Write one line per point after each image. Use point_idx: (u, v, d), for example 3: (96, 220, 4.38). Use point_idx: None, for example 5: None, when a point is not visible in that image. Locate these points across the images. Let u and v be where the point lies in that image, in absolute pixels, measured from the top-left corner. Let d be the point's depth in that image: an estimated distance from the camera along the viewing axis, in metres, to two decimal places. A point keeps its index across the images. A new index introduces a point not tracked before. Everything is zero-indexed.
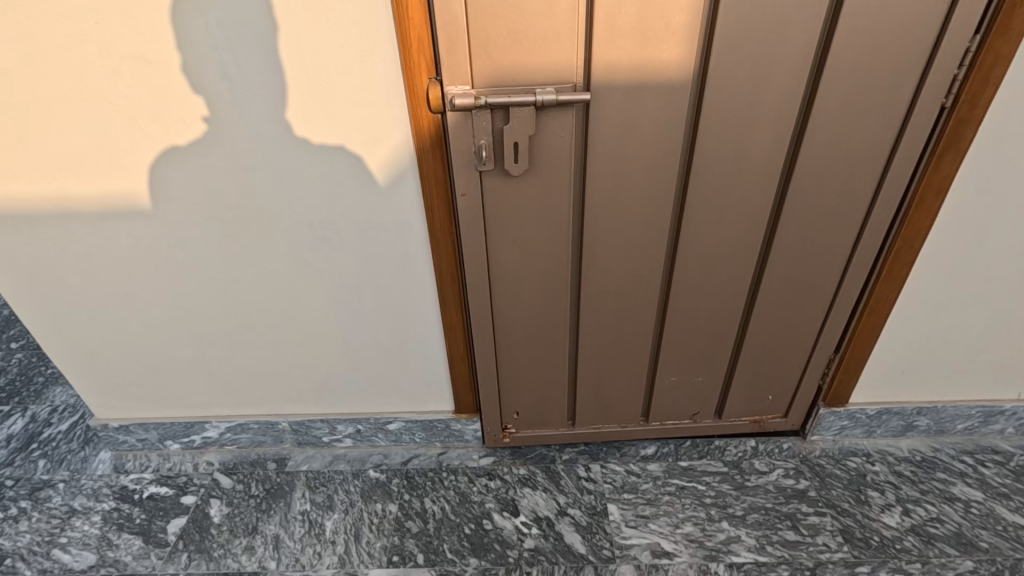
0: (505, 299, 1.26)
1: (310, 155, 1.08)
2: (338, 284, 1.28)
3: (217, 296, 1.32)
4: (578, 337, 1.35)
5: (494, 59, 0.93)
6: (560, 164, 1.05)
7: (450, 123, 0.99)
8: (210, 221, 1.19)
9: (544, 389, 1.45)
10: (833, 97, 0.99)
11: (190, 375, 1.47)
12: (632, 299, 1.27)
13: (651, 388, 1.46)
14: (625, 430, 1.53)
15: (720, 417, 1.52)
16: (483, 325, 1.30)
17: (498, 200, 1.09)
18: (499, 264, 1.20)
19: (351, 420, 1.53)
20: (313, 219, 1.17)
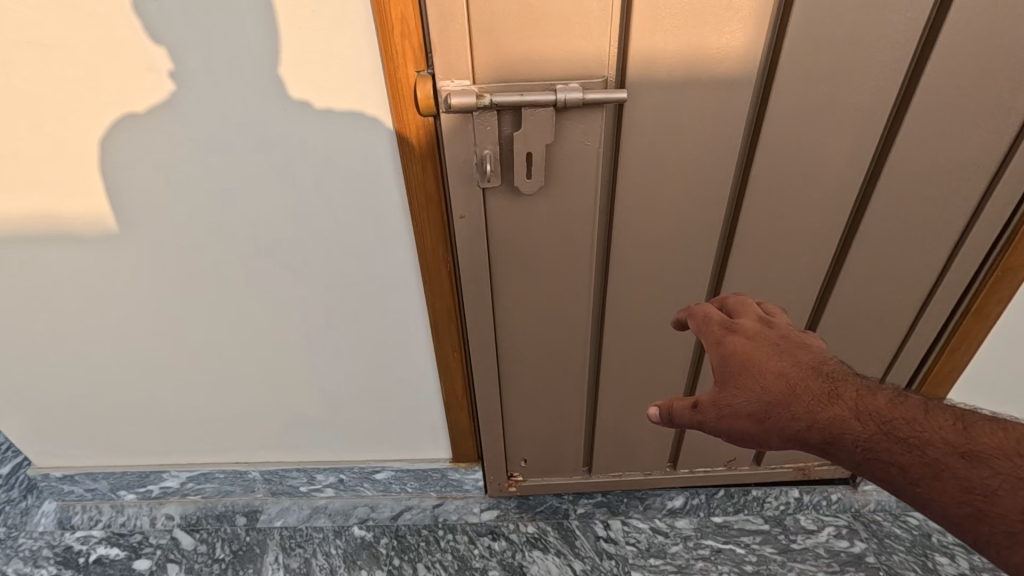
0: (512, 337, 1.05)
1: (267, 171, 0.86)
2: (311, 318, 1.07)
3: (166, 333, 1.11)
4: (598, 379, 1.14)
5: (501, 47, 0.71)
6: (584, 178, 0.83)
7: (444, 129, 0.76)
8: (150, 247, 0.97)
9: (556, 437, 1.24)
10: (937, 95, 0.77)
11: (142, 420, 1.26)
12: (663, 338, 1.06)
13: (681, 434, 1.25)
14: (649, 478, 1.32)
15: (757, 464, 1.31)
16: (486, 367, 1.09)
17: (504, 222, 0.87)
18: (506, 298, 0.98)
19: (332, 469, 1.33)
20: (274, 246, 0.95)
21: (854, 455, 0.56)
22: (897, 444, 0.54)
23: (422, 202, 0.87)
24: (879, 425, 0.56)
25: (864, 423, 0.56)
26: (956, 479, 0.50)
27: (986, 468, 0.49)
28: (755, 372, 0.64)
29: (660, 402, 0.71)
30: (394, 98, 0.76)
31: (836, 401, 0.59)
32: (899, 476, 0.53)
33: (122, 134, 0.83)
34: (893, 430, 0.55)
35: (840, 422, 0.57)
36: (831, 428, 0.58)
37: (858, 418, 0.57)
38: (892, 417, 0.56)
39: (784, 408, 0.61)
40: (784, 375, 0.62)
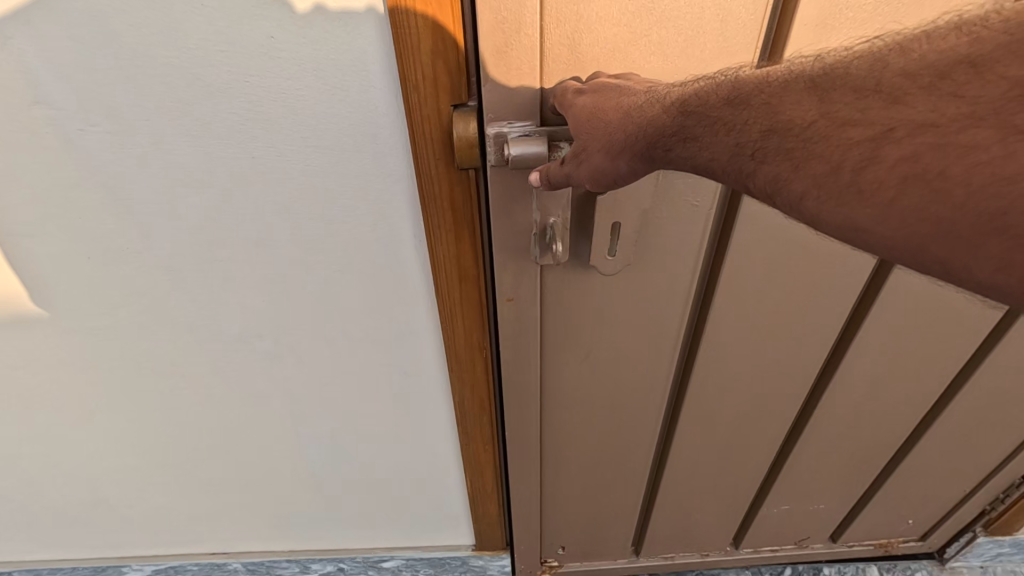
0: (562, 429, 0.83)
1: (235, 240, 0.62)
2: (300, 404, 0.83)
3: (109, 422, 0.86)
4: (662, 466, 0.93)
5: (587, 71, 0.48)
6: (682, 252, 0.61)
7: (491, 188, 0.54)
8: (80, 327, 0.72)
9: (603, 525, 1.03)
10: None
11: (90, 515, 1.01)
12: (746, 421, 0.85)
13: (749, 515, 1.05)
14: (706, 559, 1.13)
15: (833, 542, 1.11)
16: (526, 461, 0.87)
17: (565, 303, 0.65)
18: (557, 387, 0.76)
19: (330, 558, 1.10)
20: (245, 328, 0.72)
21: (648, 149, 0.40)
22: (693, 115, 0.37)
23: (455, 281, 0.63)
24: (664, 99, 0.39)
25: (641, 104, 0.40)
26: (715, 125, 0.36)
27: (755, 94, 0.34)
28: (574, 111, 0.45)
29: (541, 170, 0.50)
30: (417, 146, 0.52)
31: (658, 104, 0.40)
32: (675, 151, 0.38)
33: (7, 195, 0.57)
34: (692, 106, 0.37)
35: (615, 117, 0.42)
36: (623, 128, 0.41)
37: (626, 102, 0.42)
38: (664, 93, 0.40)
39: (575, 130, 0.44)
40: (599, 99, 0.44)
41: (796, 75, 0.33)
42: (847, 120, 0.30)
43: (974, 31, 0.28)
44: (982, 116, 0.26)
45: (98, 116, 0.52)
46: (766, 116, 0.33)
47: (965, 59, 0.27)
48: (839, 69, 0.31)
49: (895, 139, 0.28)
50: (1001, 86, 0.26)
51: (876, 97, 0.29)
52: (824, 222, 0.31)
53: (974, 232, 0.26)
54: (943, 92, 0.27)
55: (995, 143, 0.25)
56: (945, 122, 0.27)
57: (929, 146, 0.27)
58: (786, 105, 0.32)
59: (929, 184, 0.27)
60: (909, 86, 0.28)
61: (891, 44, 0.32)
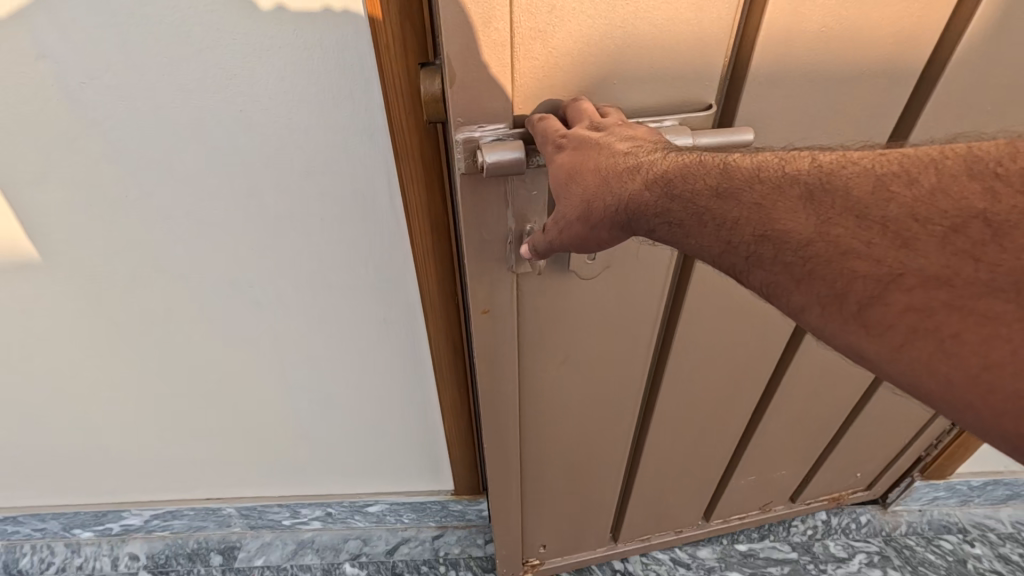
0: (545, 427, 0.88)
1: (228, 191, 0.67)
2: (286, 350, 0.89)
3: (108, 368, 0.91)
4: (636, 456, 1.00)
5: (559, 69, 0.50)
6: (655, 266, 0.69)
7: (463, 193, 0.57)
8: (82, 275, 0.77)
9: (582, 512, 1.07)
10: None
11: (91, 462, 1.07)
12: (712, 410, 0.93)
13: (720, 489, 1.12)
14: (680, 536, 1.20)
15: (793, 502, 1.19)
16: (509, 458, 0.91)
17: (543, 308, 0.70)
18: (536, 390, 0.82)
19: (319, 504, 1.17)
20: (236, 279, 0.78)
21: (631, 220, 0.47)
22: (678, 202, 0.44)
23: (427, 228, 0.69)
24: (649, 175, 0.45)
25: (626, 176, 0.46)
26: (703, 219, 0.43)
27: (747, 192, 0.41)
28: (556, 169, 0.48)
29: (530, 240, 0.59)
30: (388, 102, 0.57)
31: (640, 177, 0.45)
32: (657, 229, 0.46)
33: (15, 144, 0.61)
34: (678, 191, 0.44)
35: (600, 187, 0.47)
36: (605, 198, 0.47)
37: (612, 171, 0.46)
38: (647, 163, 0.45)
39: (563, 194, 0.49)
40: (584, 158, 0.47)
41: (798, 181, 0.39)
42: (854, 251, 0.35)
43: (984, 181, 0.34)
44: (1001, 289, 0.31)
45: (97, 70, 0.55)
46: (763, 224, 0.39)
47: (973, 213, 0.33)
48: (836, 182, 0.38)
49: (907, 287, 0.34)
50: (1021, 260, 0.31)
51: (880, 231, 0.35)
52: (827, 334, 0.38)
53: (966, 373, 0.32)
54: (957, 249, 0.33)
55: (1010, 318, 0.31)
56: (960, 282, 0.32)
57: (940, 303, 0.33)
58: (782, 218, 0.39)
59: (941, 341, 0.33)
60: (919, 233, 0.34)
61: (889, 163, 0.38)
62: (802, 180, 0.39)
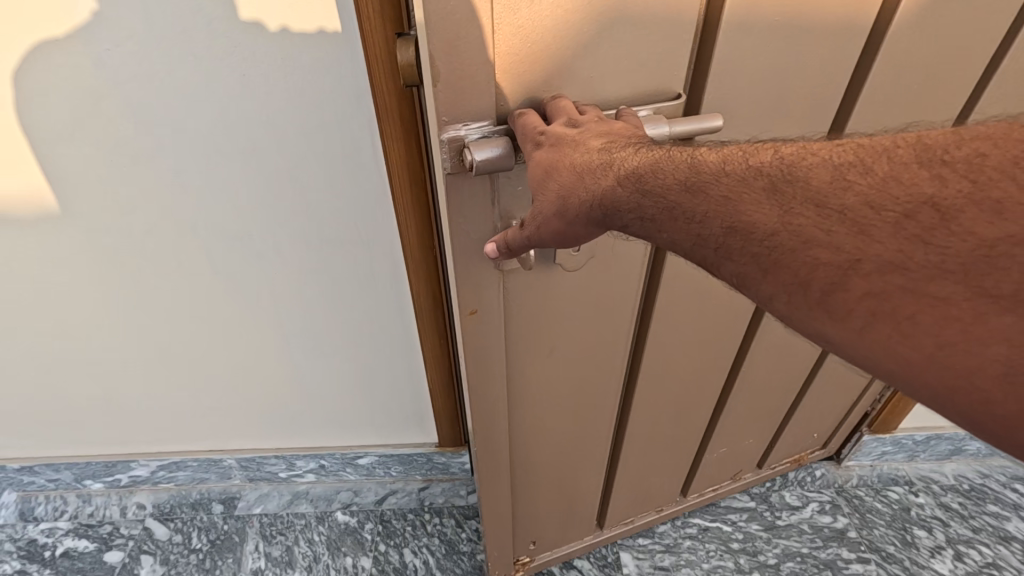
0: (533, 420, 0.89)
1: (234, 147, 0.77)
2: (283, 302, 0.99)
3: (120, 319, 1.01)
4: (619, 443, 1.02)
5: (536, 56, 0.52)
6: (632, 258, 0.73)
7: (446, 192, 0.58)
8: (99, 228, 0.87)
9: (569, 504, 1.08)
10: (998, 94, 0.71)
11: (103, 412, 1.17)
12: (687, 391, 0.98)
13: (696, 465, 1.16)
14: (661, 514, 1.22)
15: (760, 468, 1.27)
16: (497, 456, 0.90)
17: (527, 299, 0.72)
18: (523, 385, 0.83)
19: (313, 455, 1.26)
20: (237, 231, 0.88)
21: (605, 214, 0.48)
22: (649, 196, 0.45)
23: (407, 184, 0.79)
24: (620, 170, 0.46)
25: (599, 172, 0.47)
26: (672, 211, 0.44)
27: (715, 185, 0.42)
28: (536, 164, 0.51)
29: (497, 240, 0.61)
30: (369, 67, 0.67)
31: (614, 173, 0.47)
32: (631, 223, 0.47)
33: (50, 104, 0.71)
34: (649, 187, 0.45)
35: (573, 181, 0.49)
36: (580, 193, 0.49)
37: (587, 167, 0.48)
38: (620, 160, 0.47)
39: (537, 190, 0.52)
40: (558, 155, 0.49)
41: (763, 174, 0.40)
42: (817, 240, 0.36)
43: (932, 169, 0.34)
44: (950, 269, 0.32)
45: (121, 38, 0.66)
46: (730, 217, 0.40)
47: (925, 199, 0.33)
48: (799, 173, 0.38)
49: (867, 272, 0.34)
50: (967, 242, 0.32)
51: (839, 220, 0.35)
52: (797, 322, 0.38)
53: (922, 352, 0.33)
54: (908, 231, 0.33)
55: (960, 298, 0.31)
56: (914, 267, 0.33)
57: (897, 288, 0.33)
58: (747, 210, 0.39)
59: (898, 323, 0.33)
60: (872, 218, 0.34)
61: (850, 154, 0.38)
62: (765, 172, 0.40)
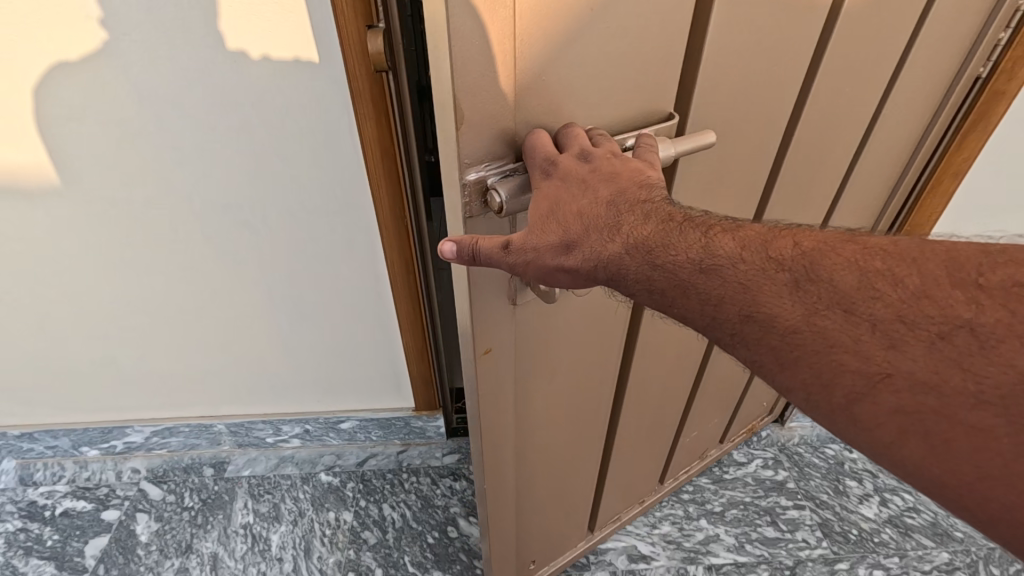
0: (537, 449, 0.86)
1: (228, 122, 0.86)
2: (269, 273, 1.08)
3: (117, 289, 1.09)
4: (608, 456, 1.04)
5: (550, 91, 0.50)
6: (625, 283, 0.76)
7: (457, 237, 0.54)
8: (101, 201, 0.96)
9: (565, 519, 1.07)
10: (906, 86, 0.80)
11: (101, 378, 1.25)
12: (666, 397, 1.04)
13: (671, 455, 1.21)
14: (644, 507, 1.26)
15: (723, 443, 1.36)
16: (505, 490, 0.86)
17: (531, 332, 0.69)
18: (529, 417, 0.80)
19: (298, 420, 1.37)
20: (229, 201, 0.96)
21: (608, 274, 0.49)
22: (658, 269, 0.47)
23: (382, 162, 0.90)
24: (629, 237, 0.47)
25: (607, 238, 0.48)
26: (686, 290, 0.46)
27: (729, 269, 0.44)
28: (536, 206, 0.49)
29: (454, 237, 0.51)
30: (344, 50, 0.78)
31: (620, 237, 0.48)
32: (635, 288, 0.48)
33: (67, 84, 0.81)
34: (658, 259, 0.47)
35: (592, 243, 0.48)
36: (586, 249, 0.48)
37: (604, 228, 0.48)
38: (629, 226, 0.48)
39: (544, 232, 0.48)
40: (561, 203, 0.48)
41: (784, 268, 0.42)
42: (842, 345, 0.39)
43: (970, 291, 0.36)
44: (987, 401, 0.34)
45: (126, 28, 0.76)
46: (751, 307, 0.43)
47: (962, 320, 0.35)
48: (821, 271, 0.41)
49: (894, 389, 0.37)
50: (1006, 373, 0.33)
51: (868, 330, 0.38)
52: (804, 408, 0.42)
53: (959, 479, 0.35)
54: (943, 354, 0.36)
55: (1000, 430, 0.33)
56: (948, 390, 0.35)
57: (928, 409, 0.36)
58: (768, 303, 0.42)
59: (932, 444, 0.36)
60: (906, 335, 0.37)
61: (878, 257, 0.40)
62: (789, 267, 0.42)
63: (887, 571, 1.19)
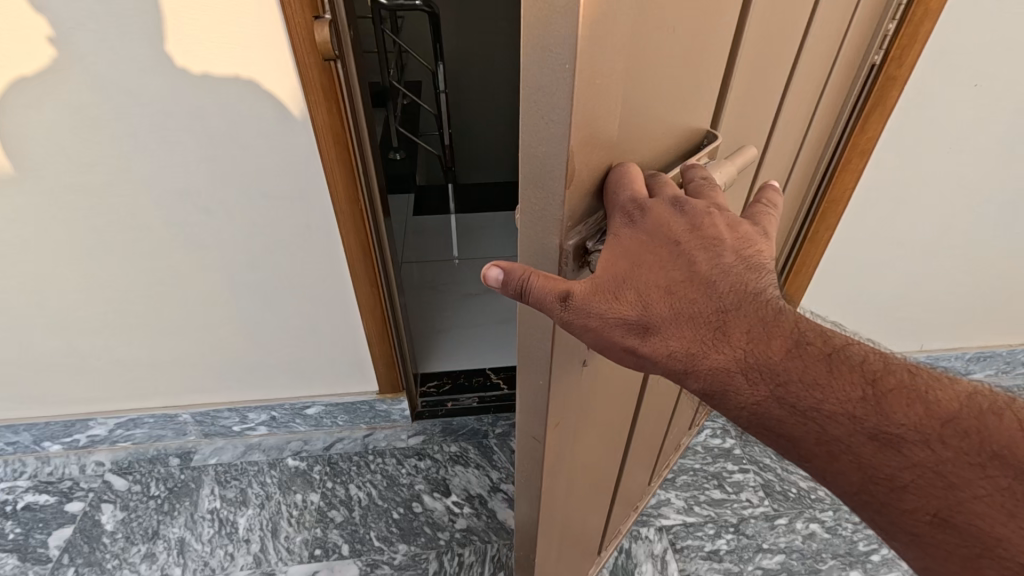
0: (580, 497, 0.83)
1: (182, 106, 0.91)
2: (229, 258, 1.11)
3: (77, 278, 1.11)
4: (619, 484, 1.02)
5: (636, 123, 0.45)
6: None
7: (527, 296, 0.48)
8: (59, 188, 0.98)
9: (581, 553, 1.03)
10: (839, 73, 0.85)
11: (63, 369, 1.26)
12: (665, 411, 1.04)
13: (658, 455, 1.21)
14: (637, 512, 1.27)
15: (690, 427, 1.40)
16: (551, 543, 0.82)
17: (590, 392, 0.65)
18: (578, 470, 0.76)
19: (264, 407, 1.39)
20: (187, 187, 1.00)
21: (715, 393, 0.44)
22: (779, 395, 0.42)
23: (334, 147, 0.96)
24: (750, 358, 0.42)
25: (710, 344, 0.43)
26: (810, 422, 0.41)
27: (874, 414, 0.39)
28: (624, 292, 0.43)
29: (501, 261, 0.44)
30: (291, 38, 0.84)
31: (739, 357, 0.43)
32: (747, 411, 0.43)
33: (27, 74, 0.86)
34: (784, 388, 0.42)
35: (686, 341, 0.43)
36: (696, 364, 0.43)
37: (692, 320, 0.43)
38: (753, 346, 0.43)
39: (621, 304, 0.43)
40: (676, 318, 0.44)
41: (944, 424, 0.38)
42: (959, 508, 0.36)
43: None
44: None
45: (83, 18, 0.81)
46: (896, 457, 0.38)
47: None
48: (991, 438, 0.36)
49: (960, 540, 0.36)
50: None
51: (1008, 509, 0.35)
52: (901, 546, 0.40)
53: None
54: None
55: None
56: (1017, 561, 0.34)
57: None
58: (919, 457, 0.37)
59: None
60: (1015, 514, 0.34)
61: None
62: (950, 426, 0.37)
63: (822, 524, 1.28)
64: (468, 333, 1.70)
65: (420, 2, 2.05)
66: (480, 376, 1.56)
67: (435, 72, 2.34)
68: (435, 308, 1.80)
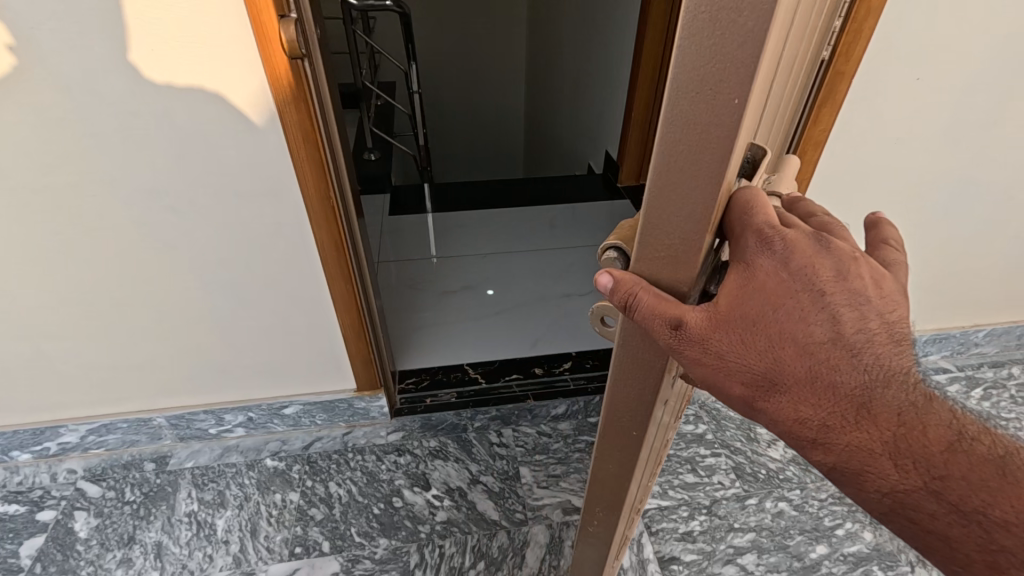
0: (647, 487, 0.87)
1: (149, 104, 0.91)
2: (202, 259, 1.11)
3: (43, 282, 1.10)
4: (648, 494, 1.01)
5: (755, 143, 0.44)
6: None
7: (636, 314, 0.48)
8: (22, 190, 0.97)
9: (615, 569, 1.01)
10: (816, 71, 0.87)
11: (30, 375, 1.24)
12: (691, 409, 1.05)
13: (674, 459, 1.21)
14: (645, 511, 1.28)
15: None
16: (622, 534, 0.87)
17: (676, 399, 0.67)
18: (652, 463, 0.80)
19: (240, 409, 1.38)
20: (156, 188, 1.00)
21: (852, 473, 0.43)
22: (928, 485, 0.41)
23: (302, 145, 0.97)
24: (906, 449, 0.41)
25: (861, 427, 0.42)
26: (954, 513, 0.41)
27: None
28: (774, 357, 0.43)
29: (609, 268, 0.47)
30: (258, 37, 0.85)
31: (896, 448, 0.41)
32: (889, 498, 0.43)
33: None
34: (937, 480, 0.41)
35: (836, 422, 0.42)
36: (838, 445, 0.43)
37: (831, 391, 0.42)
38: (911, 437, 0.41)
39: (748, 355, 0.44)
40: (833, 403, 0.42)
41: None
42: None
43: None
44: None
45: (43, 18, 0.81)
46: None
47: None
48: None
49: None
50: None
51: None
52: None
53: None
54: None
55: None
56: None
57: None
58: None
59: None
60: None
61: None
62: None
63: (790, 502, 1.34)
64: (447, 329, 1.71)
65: (391, 3, 2.06)
66: (457, 372, 1.57)
67: (408, 72, 2.34)
68: (413, 306, 1.81)
